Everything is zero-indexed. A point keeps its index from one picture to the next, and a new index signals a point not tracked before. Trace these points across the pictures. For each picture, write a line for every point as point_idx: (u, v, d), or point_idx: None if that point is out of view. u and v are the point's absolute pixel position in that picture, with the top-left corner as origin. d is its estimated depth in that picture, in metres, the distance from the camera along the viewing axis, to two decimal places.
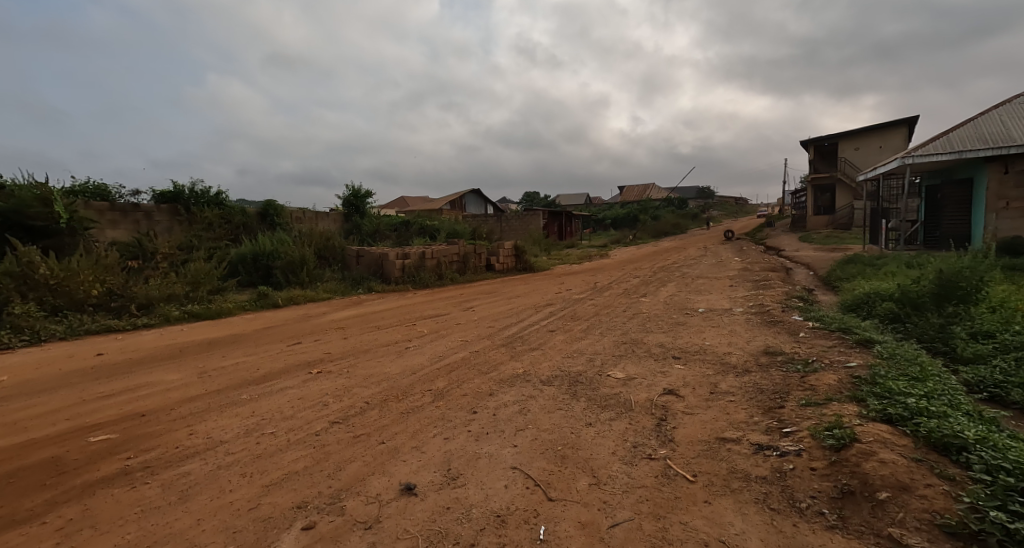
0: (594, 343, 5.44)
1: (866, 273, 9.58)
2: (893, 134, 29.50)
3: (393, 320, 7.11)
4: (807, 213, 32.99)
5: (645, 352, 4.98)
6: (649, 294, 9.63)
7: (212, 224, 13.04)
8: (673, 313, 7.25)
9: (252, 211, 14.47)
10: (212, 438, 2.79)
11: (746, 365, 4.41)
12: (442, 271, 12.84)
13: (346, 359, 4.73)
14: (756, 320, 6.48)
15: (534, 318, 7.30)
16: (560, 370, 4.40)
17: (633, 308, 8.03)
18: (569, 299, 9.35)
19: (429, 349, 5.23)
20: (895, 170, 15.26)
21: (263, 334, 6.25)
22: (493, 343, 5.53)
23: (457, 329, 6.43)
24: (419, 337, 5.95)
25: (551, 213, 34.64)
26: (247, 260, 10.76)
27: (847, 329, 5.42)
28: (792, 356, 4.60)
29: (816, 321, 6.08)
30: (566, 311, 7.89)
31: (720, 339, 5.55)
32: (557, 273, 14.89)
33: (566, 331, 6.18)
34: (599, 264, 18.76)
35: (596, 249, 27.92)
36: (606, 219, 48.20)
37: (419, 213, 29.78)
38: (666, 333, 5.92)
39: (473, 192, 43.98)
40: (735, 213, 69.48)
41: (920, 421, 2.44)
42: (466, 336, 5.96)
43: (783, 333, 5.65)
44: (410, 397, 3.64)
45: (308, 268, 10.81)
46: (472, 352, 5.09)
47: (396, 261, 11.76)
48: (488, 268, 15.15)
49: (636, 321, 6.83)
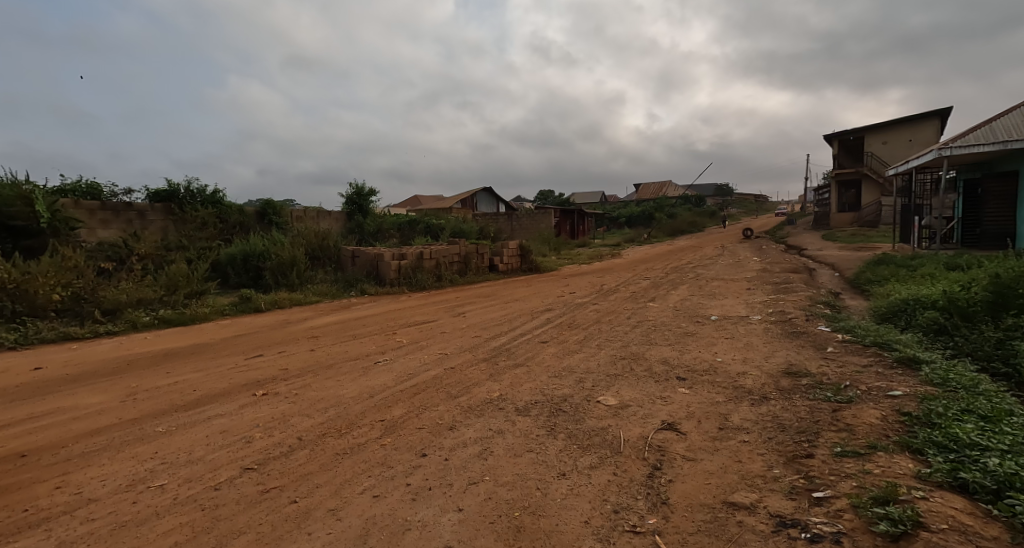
0: (588, 359, 4.79)
1: (900, 276, 8.71)
2: (924, 127, 28.06)
3: (374, 328, 6.53)
4: (831, 210, 31.61)
5: (645, 371, 4.31)
6: (658, 298, 8.91)
7: (206, 223, 12.67)
8: (682, 322, 6.54)
9: (249, 210, 14.11)
10: (81, 494, 2.21)
11: (763, 390, 3.72)
12: (442, 272, 12.28)
13: (301, 378, 4.15)
14: (776, 331, 5.75)
15: (528, 326, 6.66)
16: (541, 395, 3.76)
17: (638, 315, 7.34)
18: (571, 304, 8.67)
19: (400, 366, 4.62)
20: (928, 164, 14.19)
21: (229, 343, 5.72)
22: (475, 358, 4.91)
23: (440, 339, 5.83)
24: (395, 349, 5.36)
25: (563, 212, 34.00)
26: (237, 261, 10.37)
27: (885, 344, 4.66)
28: (820, 379, 3.89)
29: (846, 333, 5.33)
30: (564, 318, 7.24)
31: (733, 354, 4.84)
32: (564, 274, 14.24)
33: (559, 343, 5.53)
34: (609, 264, 17.99)
35: (609, 249, 26.58)
36: (620, 218, 47.25)
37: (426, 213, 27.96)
38: (671, 346, 5.22)
39: (484, 192, 43.71)
40: (753, 211, 67.69)
41: (1016, 499, 1.75)
42: (447, 348, 5.35)
43: (808, 348, 4.92)
44: (353, 432, 3.03)
45: (299, 270, 10.34)
46: (447, 369, 4.48)
47: (392, 262, 11.23)
48: (492, 269, 14.55)
49: (638, 330, 6.15)
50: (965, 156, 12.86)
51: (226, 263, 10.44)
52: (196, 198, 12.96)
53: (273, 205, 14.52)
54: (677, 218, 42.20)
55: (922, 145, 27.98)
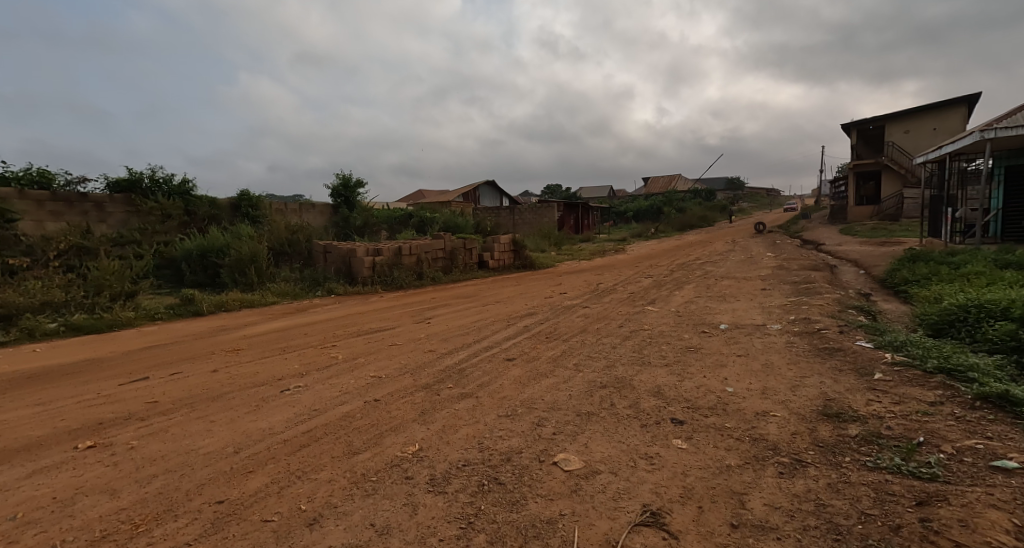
0: (558, 389, 3.65)
1: (942, 276, 7.51)
2: (951, 114, 26.42)
3: (314, 339, 5.41)
4: (848, 203, 30.11)
5: (629, 410, 3.18)
6: (659, 301, 7.74)
7: (170, 215, 11.67)
8: (685, 332, 5.39)
9: (222, 202, 13.13)
10: None
11: (797, 448, 2.57)
12: (423, 270, 11.22)
13: (165, 418, 3.01)
14: (803, 347, 4.59)
15: (498, 337, 5.51)
16: (475, 452, 2.61)
17: (634, 322, 6.23)
18: (559, 308, 7.52)
19: (312, 396, 3.50)
20: (965, 149, 12.84)
21: (127, 358, 4.64)
22: (415, 384, 3.80)
23: (387, 355, 4.72)
24: (323, 369, 4.23)
25: (567, 205, 32.88)
26: (193, 257, 9.41)
27: (955, 372, 3.50)
28: (876, 428, 2.74)
29: (896, 351, 4.17)
30: (546, 327, 6.09)
31: (750, 383, 3.69)
32: (559, 272, 13.09)
33: (530, 363, 4.40)
34: (610, 260, 16.78)
35: (614, 245, 24.90)
36: (628, 212, 45.99)
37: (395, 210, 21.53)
38: (669, 369, 4.08)
39: (488, 185, 42.70)
40: (765, 205, 66.01)
41: None
42: (388, 369, 4.23)
43: (848, 375, 3.76)
44: (158, 529, 1.90)
45: (259, 267, 9.28)
46: (368, 403, 3.35)
47: (365, 259, 10.18)
48: (482, 266, 13.48)
49: (630, 343, 5.01)
50: (1008, 139, 11.53)
51: (180, 261, 9.45)
52: (162, 188, 11.97)
53: (248, 197, 13.50)
54: (687, 212, 40.74)
55: (948, 133, 26.40)
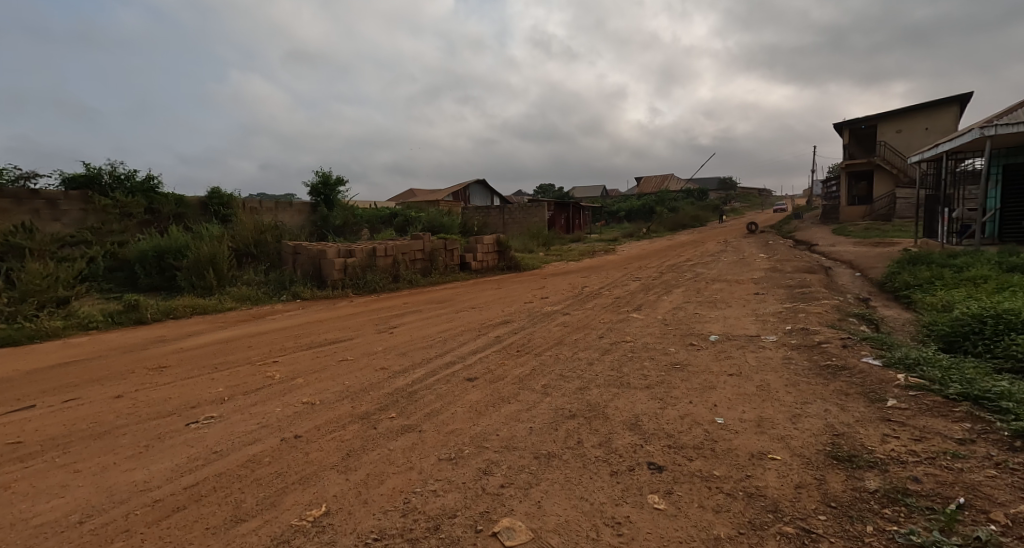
0: (519, 420, 3.09)
1: (946, 282, 7.06)
2: (943, 113, 26.22)
3: (257, 353, 4.78)
4: (840, 204, 29.85)
5: (599, 451, 2.63)
6: (645, 307, 7.23)
7: (130, 214, 10.96)
8: (670, 346, 4.86)
9: (190, 201, 12.44)
10: None
11: (804, 511, 2.02)
12: (399, 272, 10.64)
13: (18, 468, 2.38)
14: (803, 365, 4.07)
15: (464, 350, 4.93)
16: (396, 518, 2.04)
17: (617, 332, 5.69)
18: (537, 315, 6.97)
19: (223, 429, 2.88)
20: (962, 148, 12.47)
21: (27, 378, 3.97)
22: (353, 413, 3.20)
23: (333, 374, 4.11)
24: (252, 392, 3.60)
25: (558, 204, 32.41)
26: (148, 259, 8.75)
27: (984, 400, 2.98)
28: (900, 481, 2.20)
29: (909, 371, 3.66)
30: (520, 338, 5.53)
31: (743, 412, 3.16)
32: (544, 275, 12.57)
33: (492, 384, 3.84)
34: (598, 262, 16.28)
35: (604, 245, 24.43)
36: (619, 212, 45.62)
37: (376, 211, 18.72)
38: (650, 393, 3.53)
39: (477, 184, 42.08)
40: (756, 206, 65.97)
41: None
42: (328, 392, 3.61)
43: (857, 402, 3.23)
44: None
45: (219, 269, 8.64)
46: (285, 441, 2.74)
47: (336, 260, 9.59)
48: (464, 267, 12.93)
49: (609, 359, 4.48)
50: (1009, 136, 11.12)
51: (134, 263, 8.78)
52: (123, 185, 11.25)
53: (218, 195, 12.83)
54: (678, 212, 40.42)
55: (940, 133, 26.19)
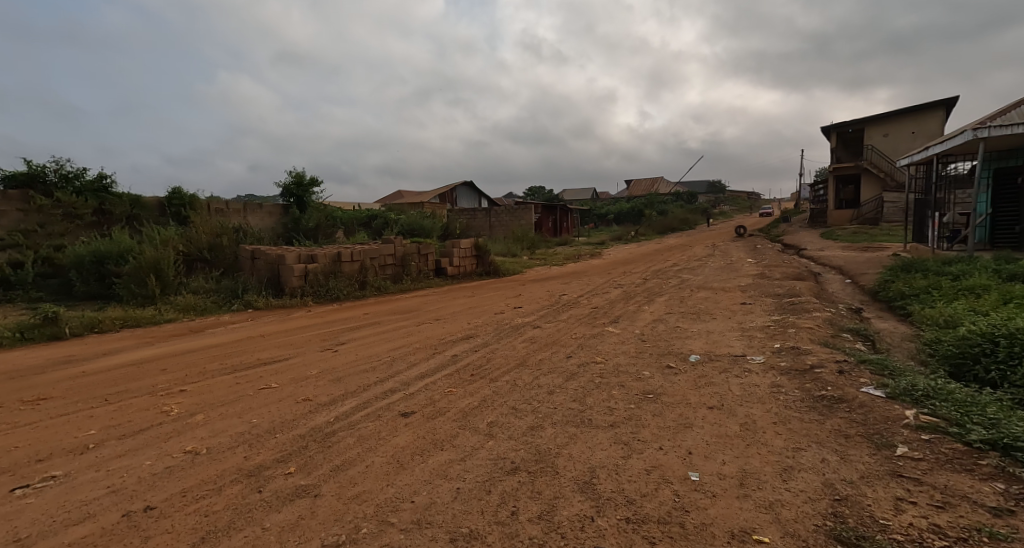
0: (445, 478, 2.46)
1: (943, 292, 6.60)
2: (929, 118, 26.15)
3: (168, 378, 4.07)
4: (828, 207, 29.71)
5: (534, 530, 2.02)
6: (623, 320, 6.67)
7: (76, 215, 10.18)
8: (644, 370, 4.28)
9: (146, 202, 11.67)
10: None
11: None
12: (367, 279, 10.00)
13: None
14: (794, 396, 3.51)
15: (411, 375, 4.30)
16: None
17: (588, 350, 5.11)
18: (505, 329, 6.36)
19: (57, 495, 2.20)
20: (954, 151, 12.13)
21: None
22: (242, 465, 2.53)
23: (245, 406, 3.42)
24: (132, 434, 2.91)
25: (545, 206, 31.83)
26: (85, 265, 7.99)
27: (1016, 451, 2.44)
28: None
29: (920, 406, 3.12)
30: (478, 357, 4.92)
31: (723, 464, 2.57)
32: (522, 281, 11.99)
33: (429, 421, 3.22)
34: (582, 266, 15.77)
35: (590, 249, 23.92)
36: (608, 214, 45.24)
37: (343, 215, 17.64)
38: (614, 436, 2.94)
39: (464, 186, 41.44)
40: (744, 209, 66.14)
41: None
42: (228, 432, 2.94)
43: (860, 450, 2.67)
44: None
45: (164, 276, 7.92)
46: (130, 516, 2.07)
47: (296, 267, 8.91)
48: (439, 273, 12.33)
49: (573, 387, 3.89)
50: (1002, 138, 10.75)
51: (68, 268, 8.02)
52: (69, 184, 10.46)
53: (179, 195, 12.08)
54: (667, 215, 40.08)
55: (927, 137, 26.09)
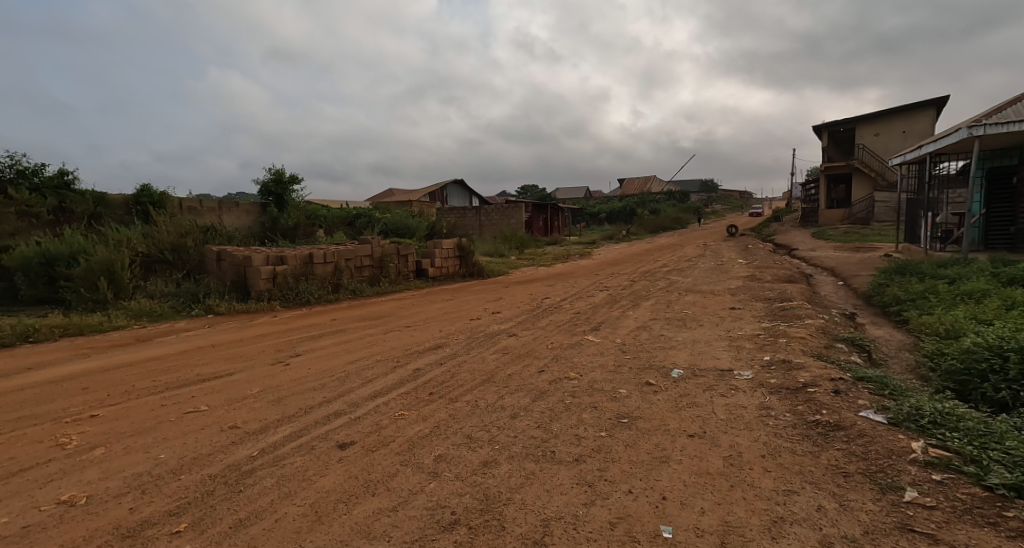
0: (366, 537, 2.03)
1: (942, 297, 6.26)
2: (919, 117, 26.01)
3: (86, 400, 3.59)
4: (819, 207, 29.54)
5: None
6: (605, 327, 6.27)
7: (32, 214, 9.63)
8: (621, 388, 3.89)
9: (112, 201, 11.14)
10: None
11: None
12: (341, 281, 9.54)
13: None
14: (785, 422, 3.13)
15: (363, 394, 3.86)
16: None
17: (563, 363, 4.70)
18: (478, 337, 5.94)
19: None
20: (948, 149, 11.86)
21: None
22: (122, 521, 2.09)
23: (160, 435, 2.96)
24: (7, 477, 2.45)
25: (536, 206, 31.40)
26: (32, 266, 7.47)
27: None
28: None
29: (928, 436, 2.73)
30: (442, 372, 4.49)
31: (700, 515, 2.17)
32: (506, 283, 11.57)
33: (367, 455, 2.78)
34: (570, 267, 15.39)
35: (580, 249, 23.57)
36: (600, 214, 44.98)
37: (325, 214, 17.12)
38: (578, 475, 2.54)
39: (455, 185, 41.03)
40: (736, 208, 66.26)
41: None
42: (125, 472, 2.48)
43: (861, 494, 2.28)
44: None
45: (118, 279, 7.42)
46: None
47: (263, 269, 8.43)
48: (419, 275, 11.88)
49: (540, 410, 3.47)
50: (997, 136, 10.48)
51: (14, 270, 7.47)
52: (26, 181, 9.91)
53: (147, 193, 11.56)
54: (659, 214, 39.80)
55: (918, 136, 25.96)
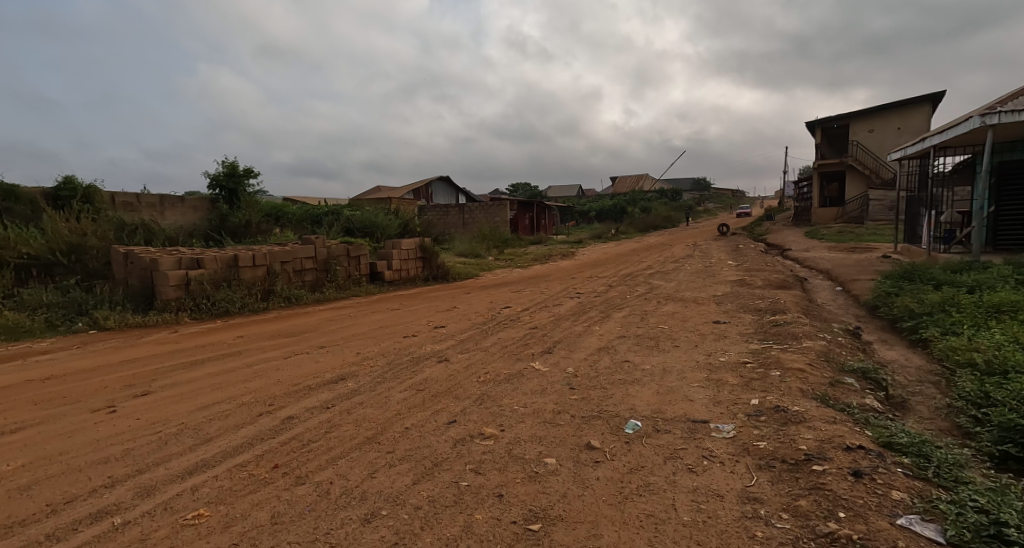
0: None
1: (965, 312, 5.18)
2: (914, 114, 25.19)
3: None
4: (813, 205, 28.68)
5: None
6: (561, 350, 5.10)
7: None
8: (550, 458, 2.73)
9: (22, 195, 9.83)
10: None
11: None
12: (274, 286, 8.32)
13: None
14: (783, 535, 1.98)
15: (175, 469, 2.62)
16: None
17: (488, 407, 3.53)
18: (399, 364, 4.73)
19: None
20: (954, 142, 10.84)
21: None
22: None
23: None
24: None
25: (522, 204, 30.31)
26: None
27: None
28: None
29: None
30: (317, 425, 3.27)
31: None
32: (470, 288, 10.39)
33: None
34: (549, 269, 14.28)
35: (566, 248, 22.44)
36: (590, 212, 43.94)
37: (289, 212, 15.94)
38: None
39: (439, 183, 39.91)
40: (728, 206, 65.62)
41: None
42: None
43: None
44: None
45: None
46: None
47: (173, 273, 7.19)
48: (374, 278, 10.67)
49: (417, 502, 2.30)
50: (1010, 127, 9.47)
51: None
52: None
53: (66, 186, 10.27)
54: (650, 213, 38.82)
55: (913, 133, 25.13)
